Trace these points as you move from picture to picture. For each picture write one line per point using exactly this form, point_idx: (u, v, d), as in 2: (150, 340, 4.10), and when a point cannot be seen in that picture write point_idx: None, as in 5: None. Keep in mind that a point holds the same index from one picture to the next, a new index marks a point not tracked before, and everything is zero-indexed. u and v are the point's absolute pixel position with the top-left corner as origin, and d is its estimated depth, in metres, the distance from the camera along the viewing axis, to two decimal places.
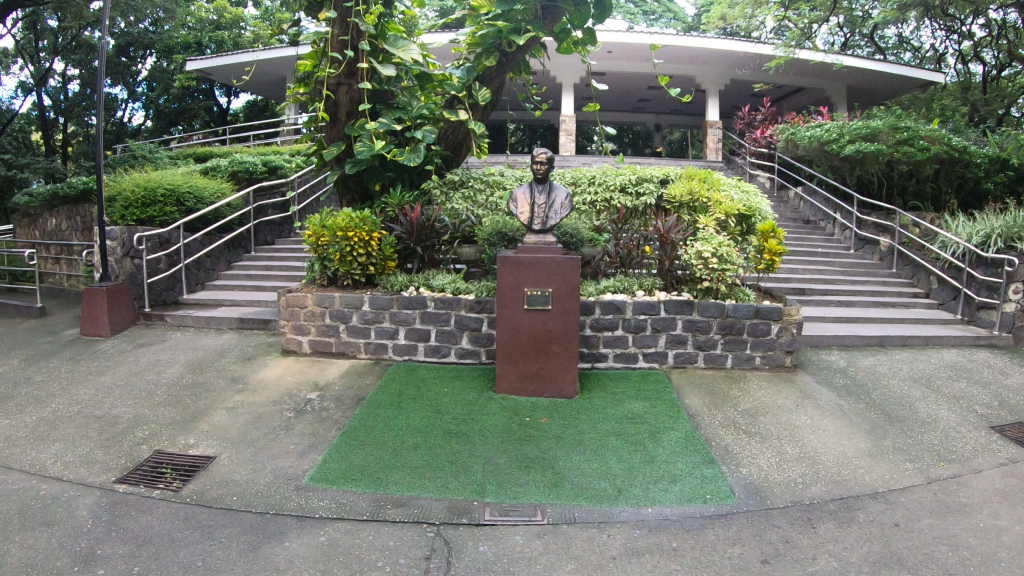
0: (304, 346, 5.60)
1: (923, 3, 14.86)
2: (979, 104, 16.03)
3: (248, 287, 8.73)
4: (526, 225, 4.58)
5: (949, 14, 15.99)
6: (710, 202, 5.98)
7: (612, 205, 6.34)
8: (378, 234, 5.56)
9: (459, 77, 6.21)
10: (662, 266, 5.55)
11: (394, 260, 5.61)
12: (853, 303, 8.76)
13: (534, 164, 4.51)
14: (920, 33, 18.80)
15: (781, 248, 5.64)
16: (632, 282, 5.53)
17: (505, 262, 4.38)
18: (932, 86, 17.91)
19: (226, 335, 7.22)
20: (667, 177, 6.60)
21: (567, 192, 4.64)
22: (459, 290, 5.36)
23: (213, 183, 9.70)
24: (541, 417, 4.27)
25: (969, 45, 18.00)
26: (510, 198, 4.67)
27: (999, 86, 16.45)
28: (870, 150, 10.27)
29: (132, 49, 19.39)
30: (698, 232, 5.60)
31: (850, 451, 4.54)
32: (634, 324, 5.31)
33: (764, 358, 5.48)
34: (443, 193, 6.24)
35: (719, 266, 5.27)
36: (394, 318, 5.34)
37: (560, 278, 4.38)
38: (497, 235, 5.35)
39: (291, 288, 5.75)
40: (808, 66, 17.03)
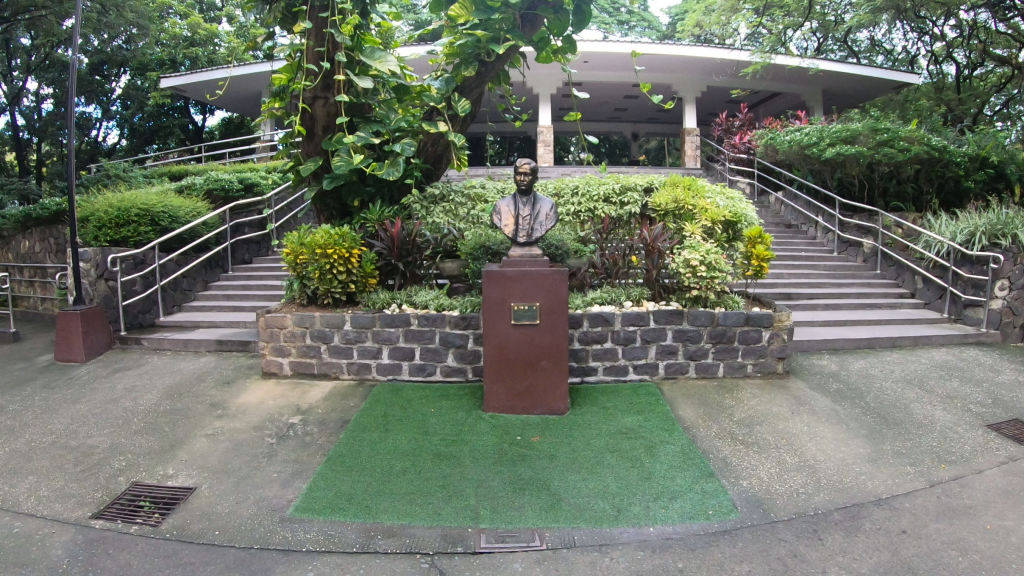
0: (285, 368, 5.47)
1: (895, 6, 14.97)
2: (953, 104, 16.15)
3: (226, 307, 8.56)
4: (511, 238, 4.45)
5: (920, 16, 16.12)
6: (696, 209, 5.83)
7: (596, 215, 6.15)
8: (358, 251, 5.43)
9: (438, 88, 6.00)
10: (649, 276, 5.44)
11: (375, 277, 5.48)
12: (841, 305, 8.70)
13: (517, 175, 4.40)
14: (892, 36, 18.96)
15: (769, 254, 5.57)
16: (619, 293, 5.34)
17: (490, 276, 4.23)
18: (906, 88, 18.04)
19: (205, 358, 7.04)
20: (651, 185, 6.46)
21: (552, 203, 4.53)
22: (443, 306, 5.20)
23: (189, 202, 9.53)
24: (533, 435, 4.14)
25: (940, 46, 18.16)
26: (494, 211, 4.55)
27: (971, 87, 16.57)
28: (850, 152, 10.31)
29: (107, 68, 19.19)
30: (685, 240, 5.50)
31: (849, 458, 4.45)
32: (623, 336, 5.14)
33: (756, 365, 5.42)
34: (424, 207, 6.04)
35: (708, 275, 5.16)
36: (377, 337, 5.18)
37: (547, 292, 4.25)
38: (480, 249, 5.17)
39: (270, 309, 5.61)
40: (784, 70, 17.08)
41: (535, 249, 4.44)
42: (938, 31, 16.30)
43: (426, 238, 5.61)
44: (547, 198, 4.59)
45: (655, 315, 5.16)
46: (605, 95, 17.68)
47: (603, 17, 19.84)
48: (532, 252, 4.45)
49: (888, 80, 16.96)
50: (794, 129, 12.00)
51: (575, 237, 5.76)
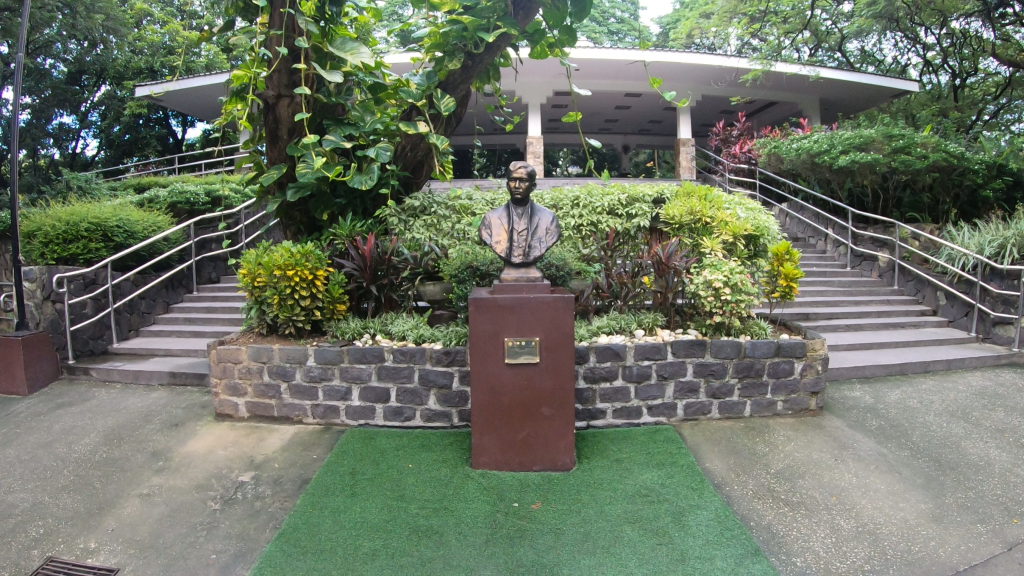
0: (240, 410, 4.78)
1: (890, 13, 14.38)
2: (949, 113, 15.45)
3: (186, 332, 7.75)
4: (504, 258, 3.68)
5: (908, 27, 15.46)
6: (715, 222, 5.05)
7: (599, 230, 5.28)
8: (325, 273, 4.63)
9: (417, 83, 5.22)
10: (663, 300, 4.67)
11: (344, 303, 4.69)
12: (862, 326, 7.98)
13: (511, 182, 3.65)
14: (879, 48, 18.27)
15: (797, 272, 4.85)
16: (629, 320, 4.55)
17: (478, 305, 3.42)
18: (903, 97, 17.42)
19: (156, 393, 6.24)
20: (663, 195, 5.53)
21: (553, 212, 3.78)
22: (423, 338, 4.39)
23: (149, 216, 8.74)
24: (534, 501, 3.35)
25: (930, 56, 17.51)
26: (481, 225, 3.77)
27: (968, 96, 15.98)
28: (866, 160, 9.55)
29: (86, 79, 18.29)
30: (704, 258, 4.75)
31: (910, 518, 3.69)
32: (636, 372, 4.31)
33: (786, 403, 4.79)
34: (402, 221, 5.16)
35: (733, 298, 4.41)
36: (345, 375, 4.37)
37: (548, 324, 3.45)
38: (465, 268, 4.30)
39: (224, 340, 4.90)
40: (781, 78, 16.37)
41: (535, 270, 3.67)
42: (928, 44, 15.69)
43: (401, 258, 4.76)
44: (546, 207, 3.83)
45: (674, 346, 4.36)
46: (596, 105, 16.93)
47: (592, 25, 19.14)
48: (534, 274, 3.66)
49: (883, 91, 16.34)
50: (801, 137, 11.26)
51: (576, 255, 4.95)
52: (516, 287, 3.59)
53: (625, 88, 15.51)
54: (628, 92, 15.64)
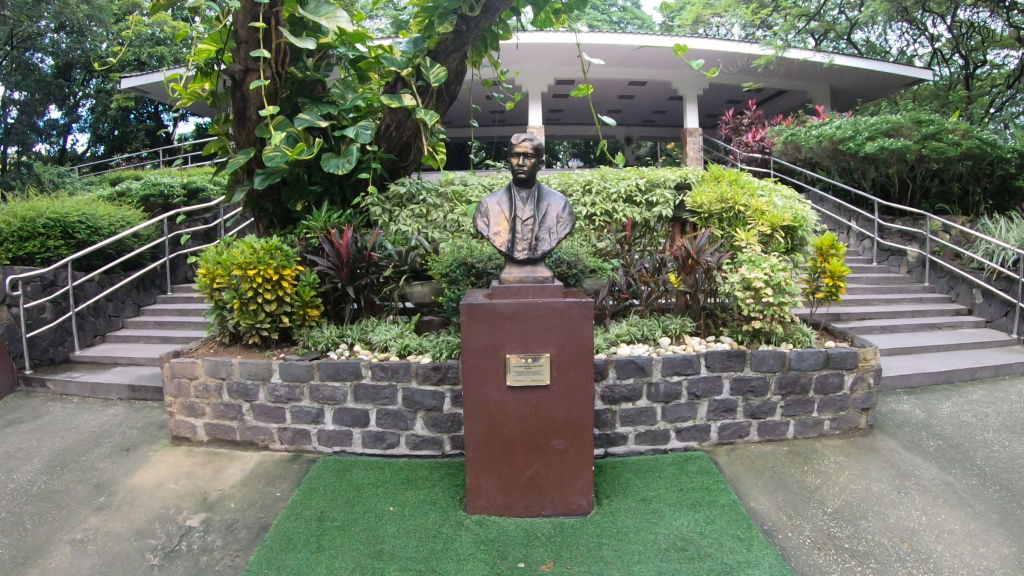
0: (199, 432, 4.17)
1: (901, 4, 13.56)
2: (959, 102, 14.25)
3: (156, 339, 7.08)
4: (504, 254, 2.98)
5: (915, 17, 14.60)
6: (749, 211, 4.33)
7: (615, 221, 4.55)
8: (293, 272, 3.93)
9: (403, 50, 4.45)
10: (692, 301, 3.97)
11: (317, 308, 4.00)
12: (898, 328, 7.29)
13: (513, 159, 2.95)
14: (884, 41, 17.31)
15: (845, 269, 4.25)
16: (653, 326, 3.85)
17: (472, 313, 2.71)
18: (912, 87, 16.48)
19: (115, 409, 5.56)
20: (687, 181, 4.75)
21: (565, 196, 3.09)
22: (408, 350, 3.67)
23: (118, 211, 8.08)
24: (543, 561, 2.65)
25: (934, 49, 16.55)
26: (477, 212, 3.08)
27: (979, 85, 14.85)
28: (895, 147, 8.82)
29: (77, 73, 17.28)
30: (740, 253, 4.03)
31: (1004, 569, 3.00)
32: (663, 391, 3.60)
33: (834, 422, 4.23)
34: (385, 211, 4.43)
35: (775, 300, 3.73)
36: (316, 394, 3.68)
37: (561, 336, 2.74)
38: (457, 263, 3.58)
39: (181, 350, 4.26)
40: (793, 65, 15.42)
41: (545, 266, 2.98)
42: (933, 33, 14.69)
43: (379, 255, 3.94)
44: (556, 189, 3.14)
45: (709, 356, 3.66)
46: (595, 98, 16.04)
47: (593, 12, 18.28)
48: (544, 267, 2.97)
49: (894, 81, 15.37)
50: (821, 124, 10.49)
51: (589, 249, 4.19)
52: (520, 288, 2.90)
53: (630, 76, 14.70)
54: (633, 79, 14.82)
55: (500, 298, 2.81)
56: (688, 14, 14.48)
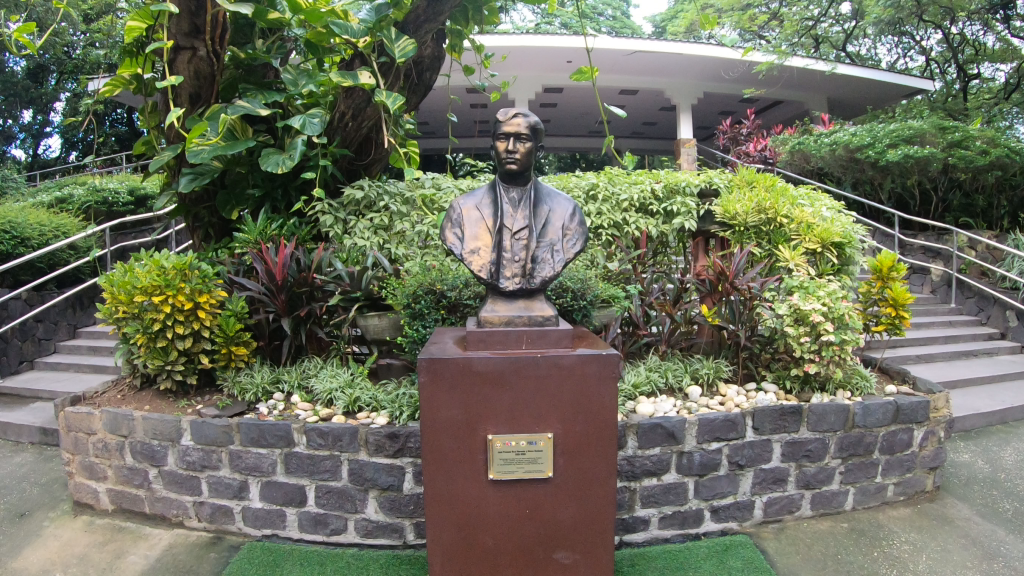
0: (101, 501, 3.28)
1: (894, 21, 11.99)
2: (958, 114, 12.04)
3: (90, 367, 6.15)
4: (486, 282, 2.10)
5: (904, 28, 13.13)
6: (793, 224, 3.49)
7: (626, 236, 3.68)
8: (211, 300, 3.06)
9: (362, 20, 3.44)
10: (726, 339, 3.12)
11: (245, 347, 3.14)
12: (934, 357, 6.44)
13: (499, 144, 2.10)
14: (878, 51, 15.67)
15: (910, 297, 3.47)
16: (678, 371, 2.98)
17: (437, 374, 1.84)
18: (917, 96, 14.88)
19: (25, 456, 4.64)
20: (713, 187, 3.87)
21: (572, 198, 2.26)
22: (359, 406, 2.79)
23: (54, 220, 7.14)
24: None
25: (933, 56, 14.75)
26: (446, 220, 2.21)
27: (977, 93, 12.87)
28: (920, 154, 7.94)
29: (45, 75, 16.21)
30: (787, 278, 3.18)
31: None
32: (698, 461, 2.74)
33: (899, 486, 3.39)
34: (338, 221, 3.55)
35: (837, 339, 2.92)
36: (239, 463, 2.80)
37: (568, 406, 1.88)
38: (422, 290, 2.71)
39: (81, 397, 3.38)
40: (792, 76, 13.87)
41: (546, 301, 2.13)
42: (933, 43, 13.45)
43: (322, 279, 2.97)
44: (556, 190, 2.31)
45: (759, 413, 2.80)
46: (581, 113, 14.38)
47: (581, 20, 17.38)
48: (544, 300, 2.13)
49: (896, 95, 14.05)
50: (830, 131, 9.56)
51: (596, 272, 3.30)
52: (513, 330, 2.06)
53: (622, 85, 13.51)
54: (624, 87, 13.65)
55: (478, 350, 1.94)
56: (682, 21, 13.60)
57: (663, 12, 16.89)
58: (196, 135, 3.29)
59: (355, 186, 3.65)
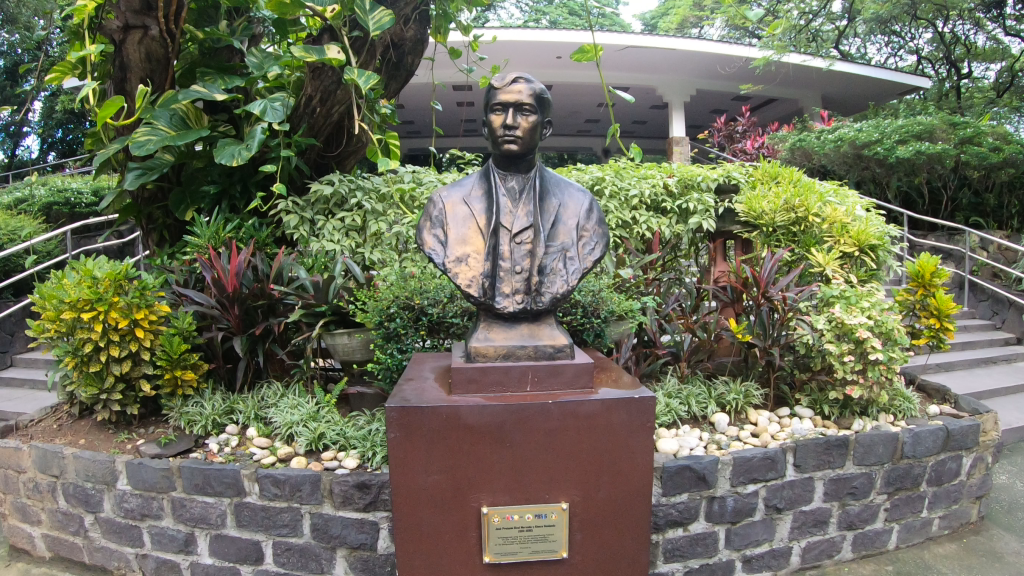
0: (35, 548, 2.81)
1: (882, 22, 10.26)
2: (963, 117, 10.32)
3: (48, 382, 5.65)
4: (477, 300, 1.67)
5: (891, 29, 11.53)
6: (825, 225, 3.10)
7: (637, 237, 3.24)
8: (152, 317, 2.62)
9: None
10: (754, 360, 2.69)
11: (192, 372, 2.68)
12: (953, 365, 5.97)
13: (495, 116, 1.67)
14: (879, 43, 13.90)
15: (955, 306, 3.06)
16: (700, 397, 2.55)
17: (414, 429, 1.44)
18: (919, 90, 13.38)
19: None
20: (732, 182, 3.44)
21: (588, 191, 1.83)
22: (323, 444, 2.34)
23: (10, 222, 6.62)
24: None
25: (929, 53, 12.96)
26: (425, 218, 1.77)
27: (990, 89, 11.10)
28: (931, 150, 7.46)
29: None
30: (827, 286, 2.75)
31: None
32: (729, 508, 2.30)
33: (945, 520, 2.95)
34: (304, 223, 3.11)
35: (886, 358, 2.51)
36: (185, 513, 2.35)
37: (588, 468, 1.50)
38: (397, 307, 2.29)
39: (14, 428, 2.92)
40: (788, 73, 12.78)
41: (555, 326, 1.72)
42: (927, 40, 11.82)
43: (281, 291, 2.50)
44: (566, 181, 1.88)
45: (801, 448, 2.36)
46: (570, 112, 13.35)
47: None
48: (551, 325, 1.71)
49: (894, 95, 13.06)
50: (833, 128, 8.85)
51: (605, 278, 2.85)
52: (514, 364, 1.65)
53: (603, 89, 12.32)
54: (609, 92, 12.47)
55: (466, 394, 1.56)
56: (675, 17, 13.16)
57: (653, 9, 16.40)
58: (111, 110, 3.14)
59: (324, 182, 3.22)
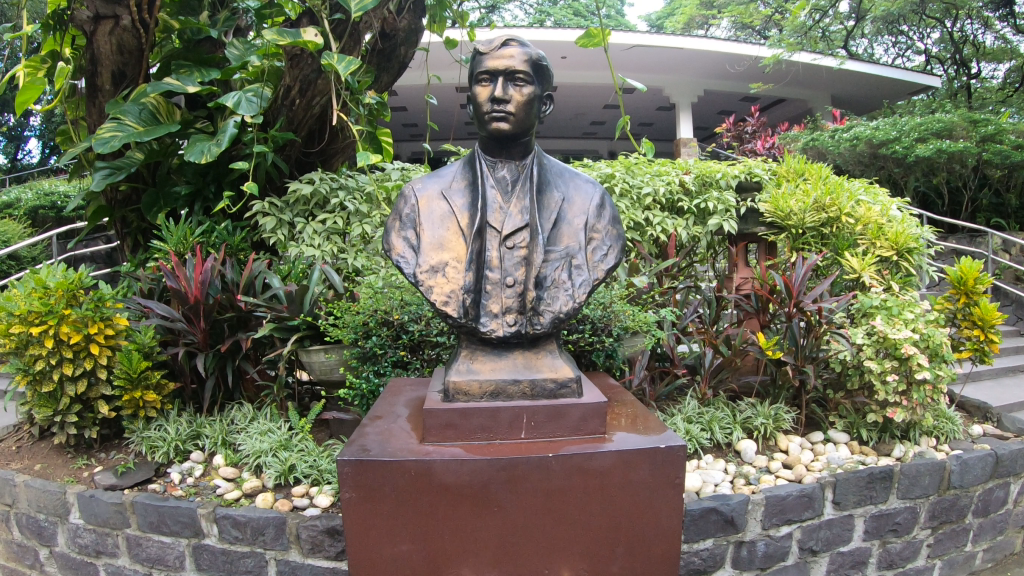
0: None
1: (892, 19, 9.70)
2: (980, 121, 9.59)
3: None
4: (457, 321, 1.42)
5: (898, 29, 10.97)
6: (859, 227, 2.85)
7: (652, 239, 2.97)
8: (108, 331, 2.34)
9: None
10: (783, 381, 2.39)
11: (153, 393, 2.39)
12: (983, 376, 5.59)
13: (483, 87, 1.44)
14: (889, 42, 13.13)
15: (998, 315, 2.80)
16: (722, 422, 2.27)
17: (377, 490, 1.28)
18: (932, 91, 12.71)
19: None
20: (754, 179, 3.15)
21: (597, 183, 1.58)
22: (294, 478, 2.07)
23: None
24: None
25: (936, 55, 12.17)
26: (396, 218, 1.52)
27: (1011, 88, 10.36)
28: (953, 148, 7.11)
29: None
30: (864, 297, 2.50)
31: None
32: (758, 553, 2.01)
33: (989, 554, 2.64)
34: (282, 227, 2.84)
35: (933, 378, 2.27)
36: (140, 554, 2.07)
37: (599, 533, 1.32)
38: (374, 322, 2.04)
39: None
40: (798, 72, 12.25)
41: (558, 354, 1.48)
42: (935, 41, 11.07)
43: (248, 302, 2.21)
44: (569, 170, 1.63)
45: (840, 483, 2.12)
46: (575, 115, 13.05)
47: None
48: (551, 352, 1.47)
49: (903, 98, 12.54)
50: (846, 128, 8.45)
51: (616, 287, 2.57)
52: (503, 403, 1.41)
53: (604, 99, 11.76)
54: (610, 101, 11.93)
55: (442, 440, 1.36)
56: (681, 16, 12.87)
57: (659, 9, 16.11)
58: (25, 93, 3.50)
59: (303, 181, 2.94)
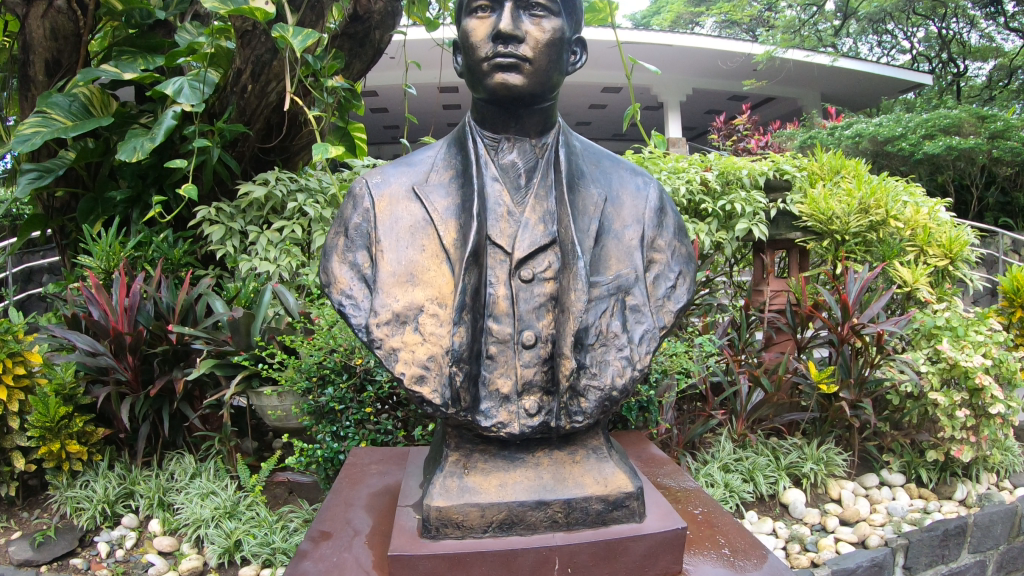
0: None
1: (884, 18, 9.17)
2: None
3: None
4: (443, 411, 1.04)
5: (885, 28, 10.41)
6: (906, 229, 2.58)
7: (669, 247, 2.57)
8: (25, 366, 1.96)
9: None
10: (829, 414, 2.01)
11: (76, 443, 1.97)
12: None
13: (479, 20, 1.09)
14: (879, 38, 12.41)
15: None
16: (758, 472, 1.88)
17: None
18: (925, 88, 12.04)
19: None
20: (784, 177, 2.71)
21: (652, 179, 1.24)
22: (241, 556, 1.67)
23: None
24: None
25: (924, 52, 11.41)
26: (343, 233, 1.14)
27: None
28: (961, 145, 6.52)
29: None
30: (922, 315, 2.11)
31: None
32: None
33: None
34: (232, 240, 2.46)
35: (1010, 410, 1.90)
36: None
37: None
38: (332, 367, 1.71)
39: None
40: (789, 68, 11.75)
41: (606, 455, 1.14)
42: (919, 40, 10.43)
43: (185, 332, 1.85)
44: (604, 155, 1.27)
45: (914, 546, 1.76)
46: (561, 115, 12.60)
47: None
48: (594, 452, 1.14)
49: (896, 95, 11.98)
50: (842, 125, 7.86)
51: None
52: (521, 532, 1.07)
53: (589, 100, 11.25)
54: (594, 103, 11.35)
55: None
56: (668, 14, 12.44)
57: (645, 8, 15.69)
58: None
59: (256, 181, 2.54)
